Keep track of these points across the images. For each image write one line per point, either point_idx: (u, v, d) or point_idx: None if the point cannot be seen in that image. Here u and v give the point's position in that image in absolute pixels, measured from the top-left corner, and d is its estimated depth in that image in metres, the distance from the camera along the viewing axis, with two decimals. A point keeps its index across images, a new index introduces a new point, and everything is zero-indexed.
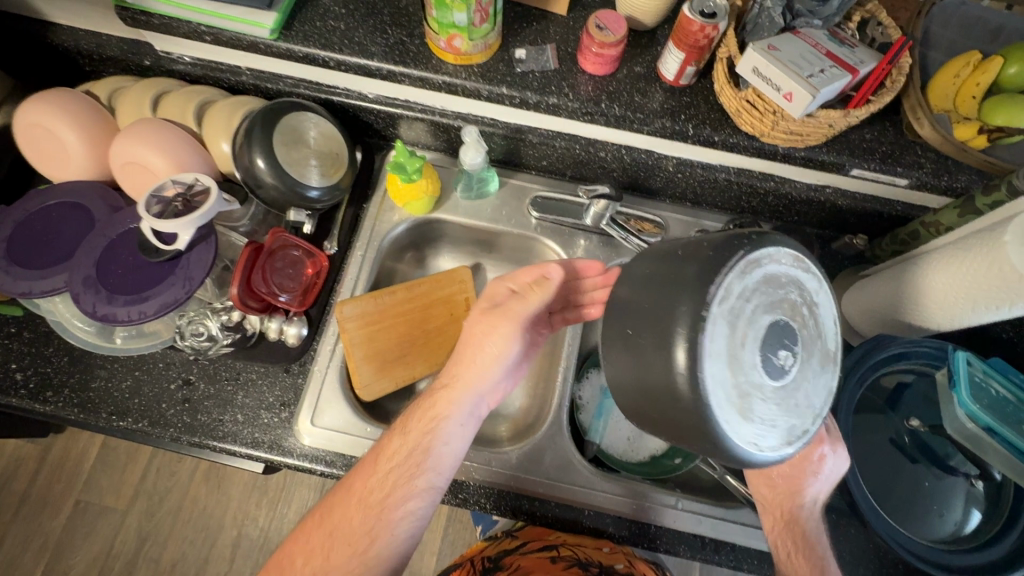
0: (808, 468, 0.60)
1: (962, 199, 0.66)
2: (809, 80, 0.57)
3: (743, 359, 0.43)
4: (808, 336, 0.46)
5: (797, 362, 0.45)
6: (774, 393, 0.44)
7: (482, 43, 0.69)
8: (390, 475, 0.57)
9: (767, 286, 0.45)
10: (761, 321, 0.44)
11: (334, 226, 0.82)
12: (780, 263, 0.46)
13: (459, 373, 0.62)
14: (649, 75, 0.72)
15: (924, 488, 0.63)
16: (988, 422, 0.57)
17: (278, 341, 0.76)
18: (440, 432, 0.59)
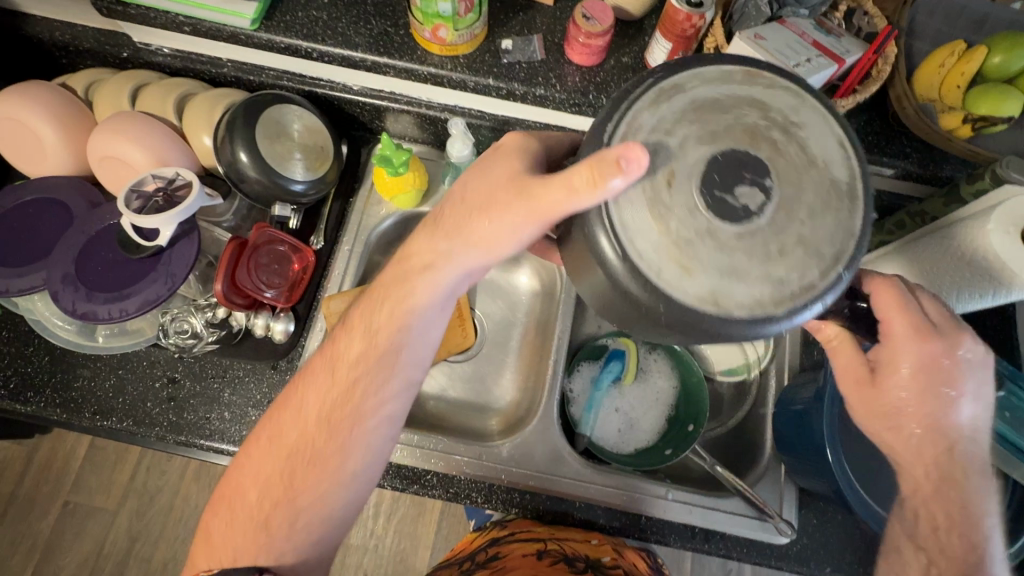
0: (943, 373, 0.50)
1: (949, 188, 0.68)
2: (795, 69, 0.57)
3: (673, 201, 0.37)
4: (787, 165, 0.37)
5: (767, 204, 0.36)
6: (733, 245, 0.36)
7: (468, 33, 0.68)
8: (352, 388, 0.54)
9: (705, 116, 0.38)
10: (700, 143, 0.37)
11: (320, 221, 0.81)
12: (720, 88, 0.39)
13: (427, 254, 0.52)
14: (636, 66, 0.71)
15: None
16: None
17: (265, 337, 0.75)
18: (411, 322, 0.54)
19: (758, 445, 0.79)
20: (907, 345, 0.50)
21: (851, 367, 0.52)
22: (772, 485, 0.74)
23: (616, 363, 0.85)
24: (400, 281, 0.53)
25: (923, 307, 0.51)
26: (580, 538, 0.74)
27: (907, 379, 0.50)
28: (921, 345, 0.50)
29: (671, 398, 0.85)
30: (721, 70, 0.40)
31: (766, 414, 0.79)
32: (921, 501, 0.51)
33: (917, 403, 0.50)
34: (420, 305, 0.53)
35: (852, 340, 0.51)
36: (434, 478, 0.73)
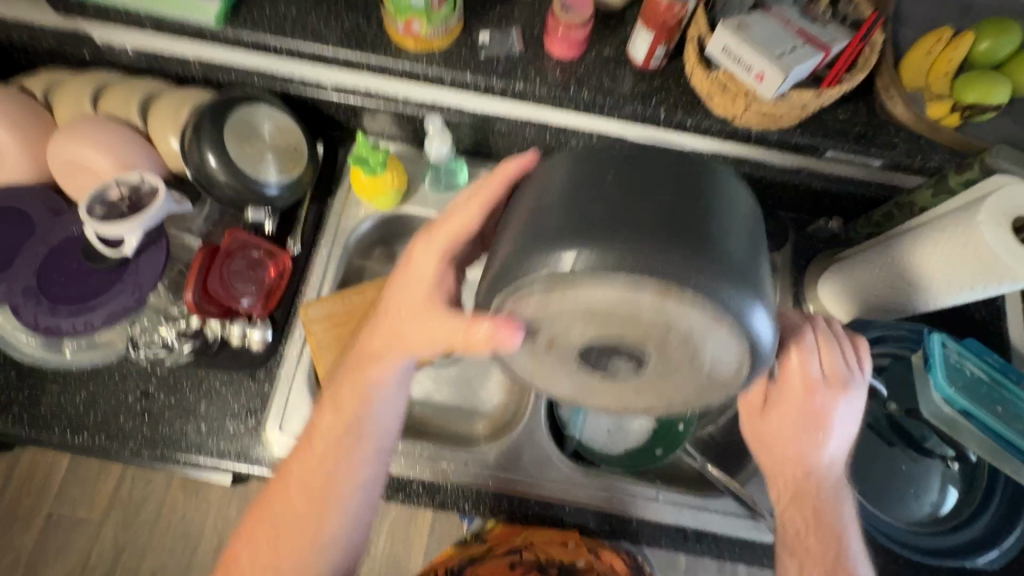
0: (801, 421, 0.55)
1: (935, 179, 0.66)
2: (780, 59, 0.55)
3: (567, 326, 0.43)
4: (669, 362, 0.44)
5: (643, 368, 0.45)
6: (593, 384, 0.47)
7: (443, 27, 0.65)
8: (324, 460, 0.58)
9: (614, 317, 0.41)
10: (577, 335, 0.44)
11: (297, 224, 0.78)
12: (611, 289, 0.39)
13: (382, 346, 0.58)
14: (618, 59, 0.69)
15: (900, 471, 0.63)
16: (963, 404, 0.56)
17: (242, 347, 0.73)
18: (371, 394, 0.58)
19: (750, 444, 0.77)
20: (793, 385, 0.55)
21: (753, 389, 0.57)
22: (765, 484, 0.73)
23: None
24: (358, 369, 0.59)
25: (820, 350, 0.55)
26: (557, 541, 0.74)
27: (794, 416, 0.55)
28: (803, 360, 0.54)
29: None
30: (605, 282, 0.39)
31: None
32: (786, 514, 0.57)
33: (799, 450, 0.56)
34: (360, 406, 0.58)
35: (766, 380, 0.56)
36: (419, 486, 0.72)
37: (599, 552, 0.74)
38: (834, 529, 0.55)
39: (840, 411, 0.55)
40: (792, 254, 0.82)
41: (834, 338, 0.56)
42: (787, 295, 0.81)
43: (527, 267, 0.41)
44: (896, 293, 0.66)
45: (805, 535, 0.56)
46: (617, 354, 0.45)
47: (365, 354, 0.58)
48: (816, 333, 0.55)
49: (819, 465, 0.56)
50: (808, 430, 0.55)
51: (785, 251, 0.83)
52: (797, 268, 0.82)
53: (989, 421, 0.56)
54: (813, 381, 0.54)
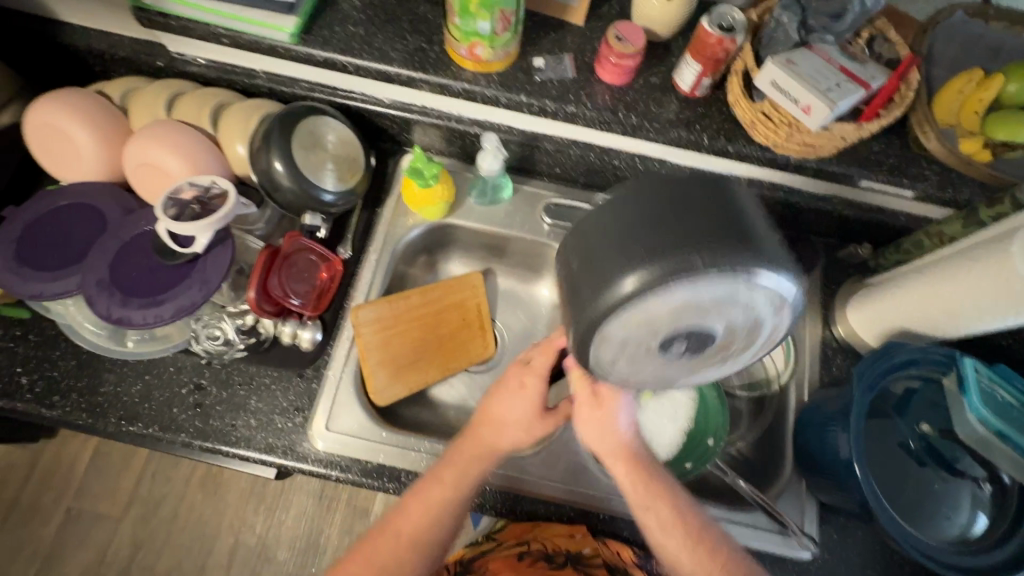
0: (609, 412, 0.67)
1: (965, 211, 0.70)
2: (828, 93, 0.58)
3: (677, 293, 0.43)
4: (739, 326, 0.47)
5: (702, 347, 0.48)
6: (660, 368, 0.50)
7: (503, 51, 0.70)
8: (431, 518, 0.64)
9: (709, 304, 0.44)
10: (670, 325, 0.46)
11: (348, 229, 0.82)
12: (729, 285, 0.43)
13: (489, 444, 0.67)
14: (664, 86, 0.73)
15: (933, 490, 0.64)
16: (998, 426, 0.61)
17: (291, 345, 0.76)
18: (474, 481, 0.65)
19: (779, 461, 0.78)
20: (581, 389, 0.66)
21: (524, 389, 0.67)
22: (794, 500, 0.75)
23: None
24: (479, 461, 0.66)
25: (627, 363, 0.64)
26: (564, 533, 0.73)
27: (586, 416, 0.67)
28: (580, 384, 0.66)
29: (690, 410, 0.85)
30: (732, 275, 0.43)
31: (786, 428, 0.79)
32: (637, 494, 0.66)
33: (594, 424, 0.67)
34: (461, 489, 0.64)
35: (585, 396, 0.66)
36: None
37: (605, 541, 0.73)
38: (694, 518, 0.66)
39: (623, 408, 0.67)
40: (821, 278, 0.86)
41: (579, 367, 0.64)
42: (816, 316, 0.84)
43: (615, 284, 0.44)
44: (926, 318, 0.69)
45: (670, 530, 0.64)
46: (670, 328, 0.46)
47: (485, 445, 0.67)
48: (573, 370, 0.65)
49: (620, 441, 0.68)
50: (600, 419, 0.67)
51: (814, 274, 0.86)
52: (825, 291, 0.85)
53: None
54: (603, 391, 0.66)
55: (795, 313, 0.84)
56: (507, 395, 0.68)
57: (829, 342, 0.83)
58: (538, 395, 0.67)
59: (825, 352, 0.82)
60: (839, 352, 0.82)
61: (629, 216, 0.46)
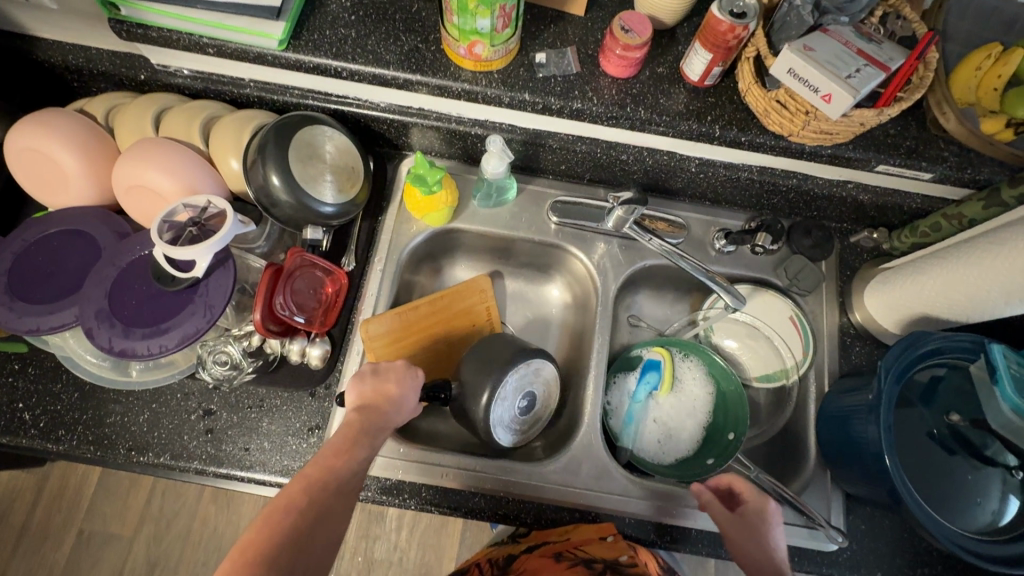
0: (754, 522, 0.67)
1: (986, 191, 0.69)
2: (847, 80, 0.55)
3: (511, 382, 0.71)
4: (546, 390, 0.76)
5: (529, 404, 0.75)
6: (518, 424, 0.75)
7: (503, 49, 0.66)
8: (316, 492, 0.55)
9: (540, 374, 0.75)
10: (512, 401, 0.73)
11: (351, 240, 0.80)
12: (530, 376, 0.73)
13: (376, 423, 0.63)
14: (672, 76, 0.71)
15: (963, 480, 0.63)
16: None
17: (300, 363, 0.74)
18: (362, 456, 0.60)
19: (802, 453, 0.77)
20: (757, 501, 0.69)
21: (755, 509, 0.69)
22: (819, 492, 0.74)
23: (652, 374, 0.85)
24: (364, 434, 0.61)
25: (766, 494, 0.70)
26: (596, 537, 0.71)
27: (731, 521, 0.68)
28: (757, 498, 0.69)
29: (709, 405, 0.85)
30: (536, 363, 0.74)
31: (807, 420, 0.78)
32: None
33: (742, 530, 0.67)
34: (359, 462, 0.60)
35: (755, 508, 0.69)
36: (479, 500, 0.72)
37: (637, 548, 0.71)
38: None
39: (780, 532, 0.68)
40: (836, 265, 0.84)
41: (760, 491, 0.70)
42: (832, 304, 0.83)
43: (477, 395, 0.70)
44: (947, 303, 0.68)
45: None
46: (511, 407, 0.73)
47: (373, 420, 0.63)
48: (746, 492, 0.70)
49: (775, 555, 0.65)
50: (761, 531, 0.67)
51: (829, 260, 0.84)
52: (841, 278, 0.84)
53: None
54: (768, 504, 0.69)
55: (811, 303, 0.83)
56: (382, 383, 0.66)
57: (847, 329, 0.81)
58: (403, 388, 0.66)
59: (843, 341, 0.81)
60: (858, 339, 0.80)
61: (474, 364, 0.72)
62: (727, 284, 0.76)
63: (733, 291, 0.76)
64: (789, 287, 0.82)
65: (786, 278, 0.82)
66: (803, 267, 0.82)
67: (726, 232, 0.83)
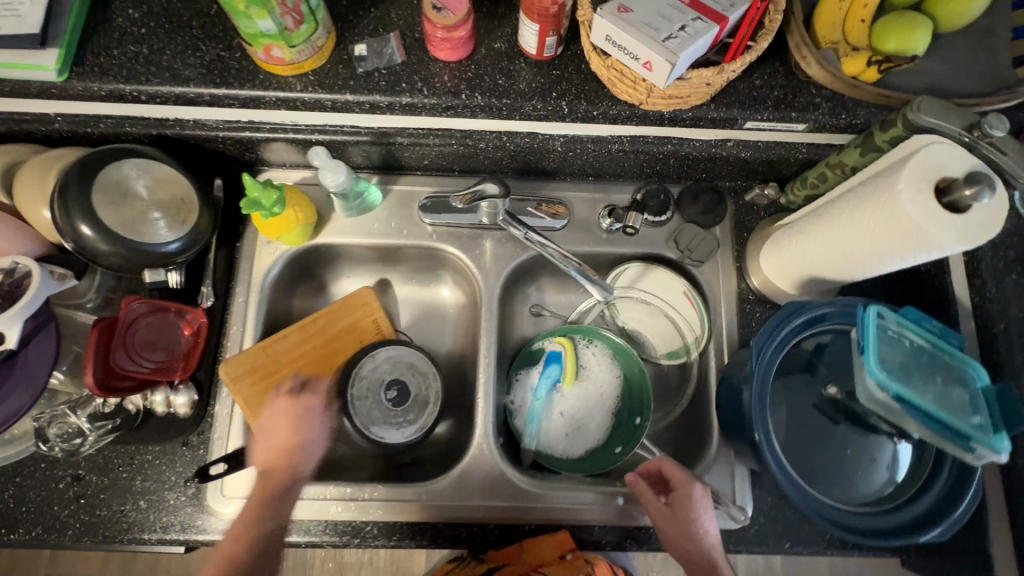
0: (684, 513, 0.63)
1: (862, 136, 0.63)
2: (665, 44, 0.48)
3: (363, 372, 0.73)
4: (417, 375, 0.75)
5: (405, 394, 0.74)
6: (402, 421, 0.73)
7: (309, 47, 0.59)
8: (234, 555, 0.58)
9: (398, 360, 0.75)
10: (378, 387, 0.73)
11: (206, 273, 0.74)
12: (385, 366, 0.74)
13: (280, 478, 0.65)
14: (511, 51, 0.63)
15: (845, 454, 0.62)
16: (897, 390, 0.53)
17: (168, 414, 0.70)
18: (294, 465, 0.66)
19: (706, 430, 0.75)
20: (688, 487, 0.64)
21: (683, 496, 0.64)
22: (723, 471, 0.72)
23: (553, 367, 0.81)
24: (270, 491, 0.63)
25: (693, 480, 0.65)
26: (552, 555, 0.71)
27: (664, 516, 0.63)
28: (687, 484, 0.64)
29: (616, 389, 0.81)
30: (392, 348, 0.75)
31: (709, 396, 0.75)
32: None
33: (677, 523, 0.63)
34: (275, 514, 0.62)
35: (685, 497, 0.64)
36: (373, 529, 0.70)
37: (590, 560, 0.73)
38: None
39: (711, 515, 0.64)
40: (731, 227, 0.79)
41: (687, 474, 0.65)
42: (729, 271, 0.78)
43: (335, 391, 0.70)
44: (831, 263, 0.63)
45: None
46: (378, 399, 0.72)
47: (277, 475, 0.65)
48: (673, 477, 0.65)
49: (709, 547, 0.61)
50: (693, 522, 0.62)
51: (723, 224, 0.79)
52: (738, 241, 0.79)
53: (921, 404, 0.52)
54: (698, 490, 0.64)
55: (708, 272, 0.78)
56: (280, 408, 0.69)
57: (746, 296, 0.77)
58: (302, 433, 0.68)
59: (743, 308, 0.77)
60: (758, 305, 0.76)
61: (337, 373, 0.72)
62: (597, 278, 0.71)
63: (601, 284, 0.72)
64: (682, 258, 0.78)
65: (679, 249, 0.78)
66: (694, 236, 0.78)
67: (610, 208, 0.78)
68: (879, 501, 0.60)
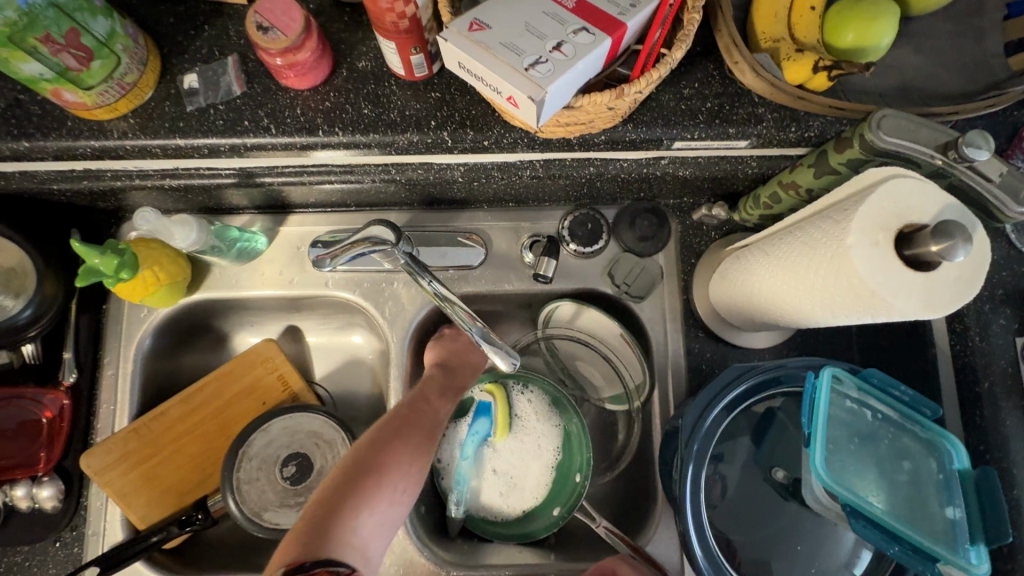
0: None
1: (816, 153, 0.51)
2: (528, 72, 0.36)
3: (253, 449, 0.64)
4: (319, 446, 0.66)
5: (302, 471, 0.64)
6: (298, 500, 0.63)
7: (114, 87, 0.47)
8: (376, 444, 0.55)
9: (297, 430, 0.66)
10: (275, 463, 0.64)
11: (65, 344, 0.64)
12: (280, 439, 0.65)
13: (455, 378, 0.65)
14: (378, 71, 0.52)
15: (796, 545, 0.54)
16: (852, 490, 0.43)
17: (33, 509, 0.62)
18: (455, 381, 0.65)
19: (652, 493, 0.65)
20: None
21: None
22: (670, 541, 0.63)
23: (481, 420, 0.70)
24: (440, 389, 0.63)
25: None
26: None
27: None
28: None
29: (558, 442, 0.69)
30: (290, 417, 0.65)
31: (654, 452, 0.66)
32: None
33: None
34: (438, 412, 0.61)
35: None
36: None
37: None
38: None
39: None
40: (677, 254, 0.68)
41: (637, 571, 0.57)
42: (675, 305, 0.67)
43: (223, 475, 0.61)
44: (782, 314, 0.51)
45: None
46: (273, 480, 0.63)
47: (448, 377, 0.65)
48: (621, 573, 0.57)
49: None
50: None
51: (666, 250, 0.68)
52: (685, 271, 0.67)
53: (876, 517, 0.42)
54: None
55: (651, 308, 0.67)
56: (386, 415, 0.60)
57: (696, 335, 0.66)
58: (473, 345, 0.68)
59: (692, 350, 0.66)
60: (709, 347, 0.65)
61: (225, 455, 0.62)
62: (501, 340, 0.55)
63: (501, 349, 0.55)
64: (620, 294, 0.67)
65: (615, 284, 0.67)
66: (632, 268, 0.66)
67: (535, 240, 0.67)
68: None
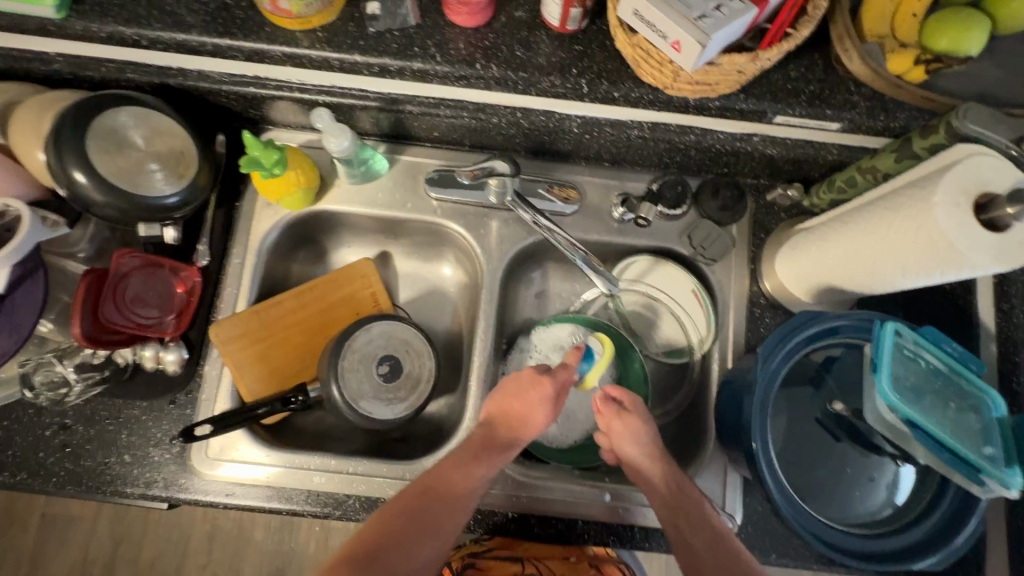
0: (633, 421, 0.64)
1: (899, 142, 0.59)
2: (698, 23, 0.45)
3: (355, 345, 0.71)
4: (410, 352, 0.73)
5: (393, 372, 0.71)
6: (388, 395, 0.71)
7: (318, 1, 0.56)
8: (405, 506, 0.57)
9: (393, 336, 0.73)
10: (374, 358, 0.71)
11: (203, 229, 0.72)
12: (377, 343, 0.72)
13: (507, 434, 0.63)
14: (531, 21, 0.60)
15: (844, 473, 0.61)
16: (907, 414, 0.51)
17: (157, 370, 0.69)
18: (495, 456, 0.61)
19: (702, 434, 0.73)
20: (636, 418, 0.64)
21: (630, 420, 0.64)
22: (715, 476, 0.70)
23: (581, 363, 0.68)
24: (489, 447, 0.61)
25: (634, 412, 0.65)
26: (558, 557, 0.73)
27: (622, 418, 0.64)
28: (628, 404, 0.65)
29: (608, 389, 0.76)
30: (389, 323, 0.73)
31: (708, 397, 0.73)
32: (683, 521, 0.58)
33: (664, 471, 0.61)
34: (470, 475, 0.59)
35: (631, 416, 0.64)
36: (354, 502, 0.69)
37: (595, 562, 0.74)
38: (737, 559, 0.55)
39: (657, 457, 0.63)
40: (748, 226, 0.75)
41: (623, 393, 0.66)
42: (742, 271, 0.75)
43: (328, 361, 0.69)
44: (852, 275, 0.59)
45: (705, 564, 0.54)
46: (369, 375, 0.71)
47: (501, 427, 0.63)
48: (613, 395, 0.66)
49: (664, 472, 0.61)
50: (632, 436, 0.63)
51: (740, 222, 0.75)
52: (754, 242, 0.75)
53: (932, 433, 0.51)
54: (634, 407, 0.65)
55: (719, 271, 0.75)
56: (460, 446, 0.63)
57: (757, 300, 0.74)
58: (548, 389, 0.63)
59: (753, 312, 0.74)
60: (767, 311, 0.73)
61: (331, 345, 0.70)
62: (603, 270, 0.71)
63: (606, 275, 0.71)
64: (694, 255, 0.75)
65: (690, 246, 0.75)
66: (709, 233, 0.74)
67: (625, 197, 0.74)
68: (874, 523, 0.59)
